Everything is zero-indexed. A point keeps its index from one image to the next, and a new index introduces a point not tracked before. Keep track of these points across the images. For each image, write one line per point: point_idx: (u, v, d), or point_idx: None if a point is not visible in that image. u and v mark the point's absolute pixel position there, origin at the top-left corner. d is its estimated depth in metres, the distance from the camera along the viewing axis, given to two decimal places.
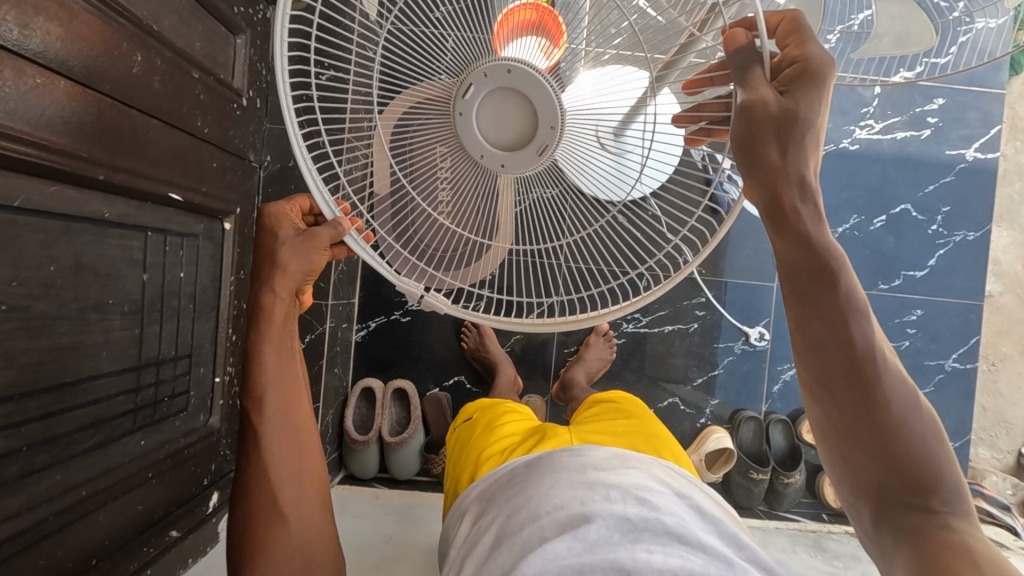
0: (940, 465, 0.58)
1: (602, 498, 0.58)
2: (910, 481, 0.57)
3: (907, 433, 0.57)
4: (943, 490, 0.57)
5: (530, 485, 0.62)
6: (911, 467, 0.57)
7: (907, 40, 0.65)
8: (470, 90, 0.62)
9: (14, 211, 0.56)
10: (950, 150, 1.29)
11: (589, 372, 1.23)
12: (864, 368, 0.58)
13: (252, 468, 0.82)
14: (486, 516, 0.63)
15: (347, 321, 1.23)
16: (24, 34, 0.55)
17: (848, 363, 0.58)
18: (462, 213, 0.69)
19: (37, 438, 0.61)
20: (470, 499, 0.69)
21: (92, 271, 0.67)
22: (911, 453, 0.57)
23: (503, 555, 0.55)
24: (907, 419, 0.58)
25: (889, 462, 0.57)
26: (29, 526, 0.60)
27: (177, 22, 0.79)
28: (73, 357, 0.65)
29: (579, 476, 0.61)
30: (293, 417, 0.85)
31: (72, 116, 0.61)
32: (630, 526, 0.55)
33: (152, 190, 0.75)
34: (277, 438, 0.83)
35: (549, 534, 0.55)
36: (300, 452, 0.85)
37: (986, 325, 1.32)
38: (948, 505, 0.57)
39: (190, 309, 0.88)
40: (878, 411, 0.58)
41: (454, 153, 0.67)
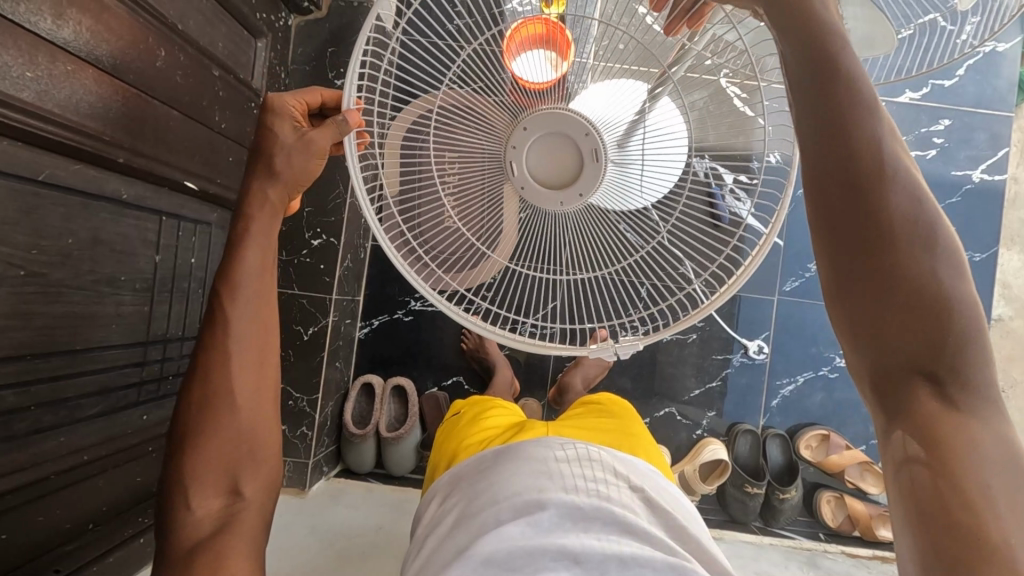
0: (970, 333, 0.39)
1: (559, 487, 0.59)
2: (925, 350, 0.39)
3: (933, 284, 0.39)
4: (965, 371, 0.40)
5: (494, 471, 0.63)
6: (932, 329, 0.39)
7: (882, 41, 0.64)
8: (514, 165, 0.68)
9: (39, 183, 0.61)
10: (956, 170, 1.29)
11: (587, 377, 1.24)
12: (876, 183, 0.39)
13: (187, 450, 0.58)
14: (451, 499, 0.65)
15: (351, 318, 1.26)
16: (58, 24, 0.60)
17: (852, 161, 0.39)
18: (470, 215, 0.71)
19: (46, 399, 0.65)
20: (439, 484, 0.70)
21: (108, 246, 0.71)
22: (936, 313, 0.39)
23: (461, 534, 0.57)
24: (931, 264, 0.39)
25: (900, 320, 0.39)
26: (33, 481, 0.64)
27: (201, 22, 0.85)
28: (85, 326, 0.69)
29: (540, 465, 0.62)
30: (267, 314, 0.62)
31: (99, 102, 0.67)
32: (579, 515, 0.57)
33: (169, 177, 0.80)
34: (246, 331, 0.60)
35: (505, 517, 0.57)
36: (272, 355, 0.62)
37: (995, 349, 1.29)
38: (976, 397, 0.40)
39: (199, 292, 0.92)
40: (895, 248, 0.39)
41: (472, 161, 0.68)
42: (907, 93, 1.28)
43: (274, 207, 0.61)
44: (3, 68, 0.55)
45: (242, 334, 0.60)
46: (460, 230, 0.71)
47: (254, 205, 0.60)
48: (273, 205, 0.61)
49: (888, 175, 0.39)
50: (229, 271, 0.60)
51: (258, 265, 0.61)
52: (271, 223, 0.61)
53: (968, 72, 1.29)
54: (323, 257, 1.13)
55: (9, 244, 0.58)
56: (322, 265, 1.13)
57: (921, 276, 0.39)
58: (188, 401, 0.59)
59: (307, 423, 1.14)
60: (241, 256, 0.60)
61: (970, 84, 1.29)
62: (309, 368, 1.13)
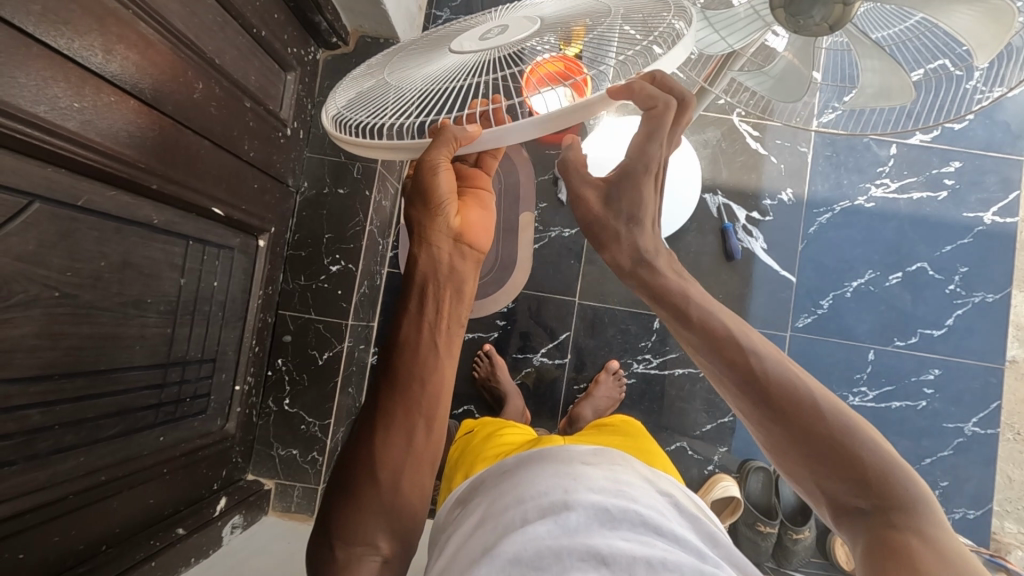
0: (881, 462, 0.55)
1: (586, 489, 0.55)
2: (852, 477, 0.55)
3: (831, 422, 0.57)
4: (897, 489, 0.54)
5: (521, 476, 0.61)
6: (856, 464, 0.55)
7: (891, 92, 0.69)
8: (464, 36, 0.68)
9: (77, 209, 0.64)
10: (967, 213, 1.30)
11: (597, 409, 1.23)
12: (756, 355, 0.61)
13: (347, 487, 0.64)
14: (475, 501, 0.63)
15: (364, 343, 1.26)
16: (106, 58, 0.63)
17: (735, 352, 0.62)
18: (439, 37, 0.74)
19: (69, 418, 0.66)
20: (461, 491, 0.70)
21: (136, 269, 0.73)
22: (846, 443, 0.56)
23: (487, 534, 0.54)
24: (822, 410, 0.57)
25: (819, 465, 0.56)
26: (50, 500, 0.65)
27: (236, 57, 0.89)
28: (111, 347, 0.71)
29: (566, 469, 0.59)
30: (442, 382, 0.68)
31: (137, 131, 0.69)
32: (608, 517, 0.52)
33: (197, 203, 0.83)
34: (397, 408, 0.65)
35: (531, 517, 0.53)
36: (436, 425, 0.67)
37: (1012, 392, 1.26)
38: (903, 510, 0.53)
39: (219, 314, 0.94)
40: (788, 400, 0.58)
41: (431, 46, 0.73)
42: (917, 135, 1.31)
43: (434, 309, 0.69)
44: (52, 100, 0.57)
45: (414, 396, 0.66)
46: (428, 39, 0.75)
47: (440, 278, 0.70)
48: (424, 311, 0.69)
49: (758, 353, 0.61)
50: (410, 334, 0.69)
51: (445, 348, 0.69)
52: (433, 319, 0.69)
53: (977, 116, 1.31)
54: (340, 283, 1.15)
55: (45, 267, 0.60)
56: (339, 290, 1.14)
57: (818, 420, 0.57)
58: (357, 437, 0.66)
59: (318, 448, 1.14)
60: (406, 350, 0.68)
61: (980, 127, 1.31)
62: (323, 393, 1.13)
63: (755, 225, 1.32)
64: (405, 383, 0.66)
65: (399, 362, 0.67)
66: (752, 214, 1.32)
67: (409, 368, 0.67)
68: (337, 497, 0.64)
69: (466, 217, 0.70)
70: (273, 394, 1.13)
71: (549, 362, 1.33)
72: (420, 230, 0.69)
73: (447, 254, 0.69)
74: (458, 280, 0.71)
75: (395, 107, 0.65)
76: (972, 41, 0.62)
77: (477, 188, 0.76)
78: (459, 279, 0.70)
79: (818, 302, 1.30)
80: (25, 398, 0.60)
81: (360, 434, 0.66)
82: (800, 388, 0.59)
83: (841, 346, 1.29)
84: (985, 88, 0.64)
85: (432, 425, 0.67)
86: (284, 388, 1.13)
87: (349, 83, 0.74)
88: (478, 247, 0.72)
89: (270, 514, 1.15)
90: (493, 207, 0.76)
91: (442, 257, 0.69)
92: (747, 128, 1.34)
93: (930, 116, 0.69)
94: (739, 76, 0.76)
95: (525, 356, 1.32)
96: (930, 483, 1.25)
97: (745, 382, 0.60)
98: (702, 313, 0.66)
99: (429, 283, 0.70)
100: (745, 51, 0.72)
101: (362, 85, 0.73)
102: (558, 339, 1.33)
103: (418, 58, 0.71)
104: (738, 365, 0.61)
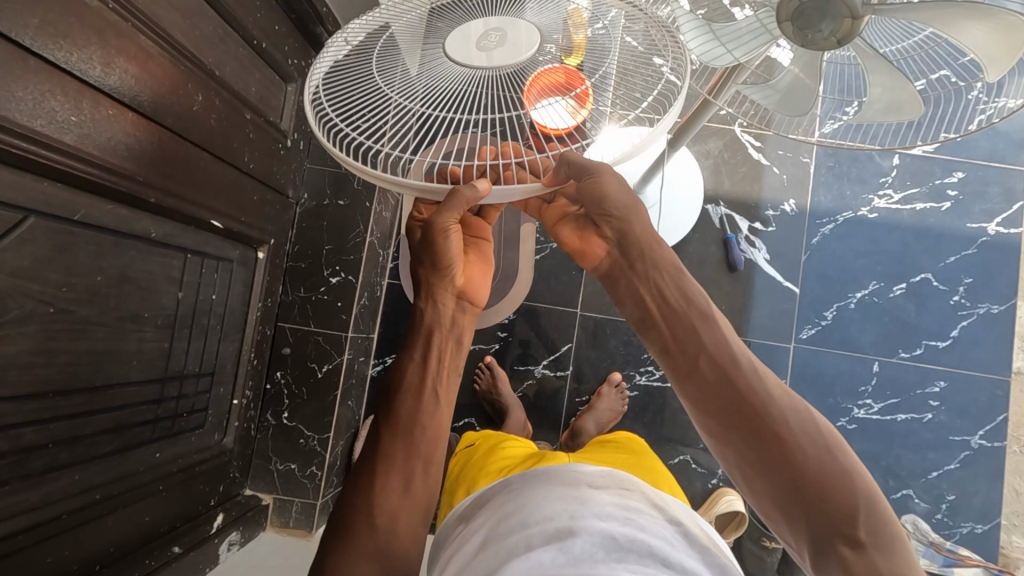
0: (860, 495, 0.58)
1: (592, 514, 0.54)
2: (843, 517, 0.57)
3: (816, 453, 0.59)
4: (875, 523, 0.57)
5: (524, 496, 0.59)
6: (840, 500, 0.57)
7: (900, 108, 0.68)
8: (453, 43, 0.64)
9: (73, 223, 0.63)
10: (971, 223, 1.29)
11: (600, 422, 1.21)
12: (744, 382, 0.62)
13: (343, 529, 0.62)
14: (477, 520, 0.61)
15: (364, 355, 1.25)
16: (105, 71, 0.63)
17: (723, 379, 0.63)
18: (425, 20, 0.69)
19: (64, 436, 0.65)
20: (463, 508, 0.68)
21: (134, 283, 0.72)
22: (831, 477, 0.58)
23: (488, 559, 0.53)
24: (805, 441, 0.59)
25: (809, 505, 0.58)
26: (42, 521, 0.63)
27: (236, 69, 0.89)
28: (107, 362, 0.69)
29: (572, 492, 0.58)
30: (442, 428, 0.68)
31: (136, 144, 0.68)
32: (616, 546, 0.51)
33: (197, 215, 0.82)
34: (397, 452, 0.65)
35: (535, 542, 0.52)
36: (435, 469, 0.67)
37: (1019, 404, 1.24)
38: (875, 542, 0.57)
39: (217, 328, 0.93)
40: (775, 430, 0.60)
41: (419, 37, 0.68)
42: (919, 146, 1.30)
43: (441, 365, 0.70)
44: (49, 113, 0.56)
45: (415, 442, 0.66)
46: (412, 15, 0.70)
47: (438, 329, 0.71)
48: (426, 361, 0.70)
49: (747, 379, 0.62)
50: (409, 379, 0.69)
51: (444, 392, 0.69)
52: (434, 373, 0.69)
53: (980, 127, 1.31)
54: (340, 295, 1.13)
55: (40, 282, 0.59)
56: (339, 302, 1.13)
57: (811, 456, 0.58)
58: (358, 474, 0.66)
59: (317, 463, 1.10)
60: (407, 396, 0.68)
61: (983, 138, 1.30)
62: (322, 406, 1.11)
63: (757, 236, 1.31)
64: (406, 427, 0.67)
65: (399, 407, 0.67)
66: (754, 225, 1.31)
67: (408, 413, 0.67)
68: (333, 537, 0.63)
69: (470, 276, 0.73)
70: (271, 408, 1.11)
71: (551, 374, 1.31)
72: (422, 283, 0.72)
73: (450, 309, 0.71)
74: (459, 332, 0.72)
75: (389, 130, 0.63)
76: (984, 57, 0.61)
77: (478, 240, 0.76)
78: (460, 332, 0.72)
79: (822, 313, 1.29)
80: (16, 416, 0.58)
81: (359, 476, 0.65)
82: (786, 416, 0.60)
83: (844, 357, 1.28)
84: (988, 99, 0.64)
85: (431, 470, 0.67)
86: (283, 401, 1.11)
87: (340, 47, 0.69)
88: (479, 302, 0.74)
89: (268, 529, 1.12)
90: (493, 262, 0.77)
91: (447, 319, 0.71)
92: (749, 139, 1.33)
93: (932, 129, 0.68)
94: (744, 87, 0.73)
95: (527, 367, 1.31)
96: (937, 496, 1.23)
97: (732, 409, 0.61)
98: (699, 329, 0.66)
99: (432, 327, 0.71)
100: (749, 63, 0.72)
101: (350, 60, 0.69)
102: (559, 350, 1.32)
103: (410, 55, 0.67)
104: (725, 391, 0.62)
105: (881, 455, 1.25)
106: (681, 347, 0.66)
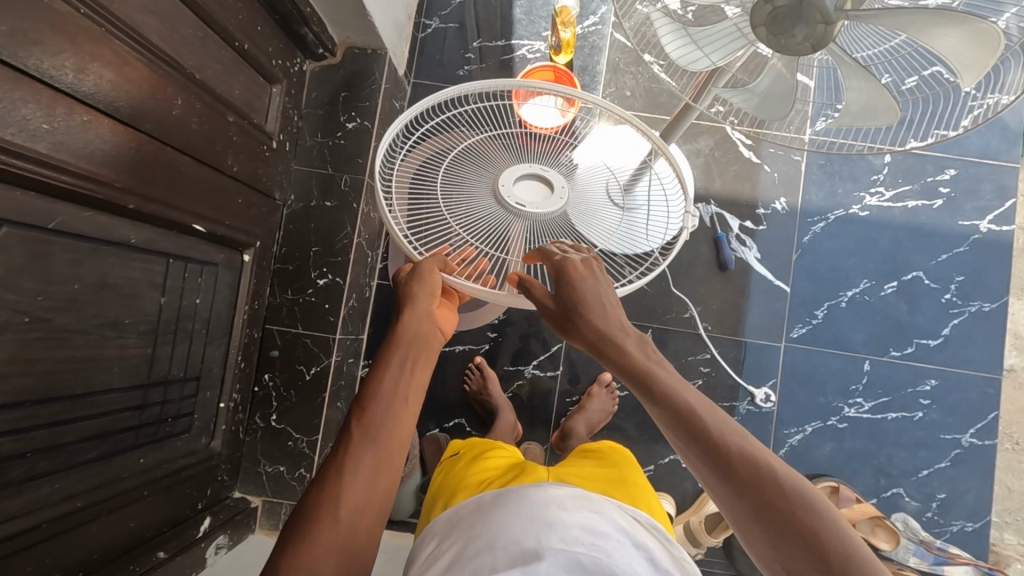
0: (832, 535, 0.52)
1: (559, 538, 0.54)
2: (810, 555, 0.52)
3: (780, 489, 0.54)
4: (854, 566, 0.51)
5: (493, 517, 0.59)
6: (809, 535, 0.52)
7: (876, 112, 0.67)
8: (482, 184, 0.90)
9: (50, 231, 0.62)
10: (963, 221, 1.28)
11: (590, 423, 1.21)
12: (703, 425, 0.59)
13: (307, 513, 0.60)
14: (447, 540, 0.61)
15: (353, 356, 1.24)
16: (79, 77, 0.62)
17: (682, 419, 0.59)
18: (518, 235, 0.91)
19: (43, 444, 0.64)
20: (437, 525, 0.67)
21: (114, 290, 0.72)
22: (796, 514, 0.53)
23: None
24: (766, 476, 0.55)
25: (780, 538, 0.53)
26: (23, 530, 0.63)
27: (218, 72, 0.88)
28: (87, 369, 0.69)
29: (540, 514, 0.57)
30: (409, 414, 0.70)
31: (113, 150, 0.68)
32: (579, 569, 0.51)
33: (179, 220, 0.81)
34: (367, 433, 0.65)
35: (499, 565, 0.51)
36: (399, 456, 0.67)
37: (1009, 402, 1.24)
38: None
39: (203, 332, 0.93)
40: (737, 467, 0.56)
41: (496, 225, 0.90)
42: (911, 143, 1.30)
43: (408, 368, 0.72)
44: (21, 121, 0.56)
45: (385, 424, 0.67)
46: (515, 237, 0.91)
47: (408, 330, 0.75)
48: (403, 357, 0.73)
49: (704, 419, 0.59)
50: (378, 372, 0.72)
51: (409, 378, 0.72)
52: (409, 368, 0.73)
53: None
54: (329, 297, 1.13)
55: (16, 291, 0.59)
56: (327, 304, 1.13)
57: (778, 496, 0.54)
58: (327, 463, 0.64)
59: (306, 465, 1.11)
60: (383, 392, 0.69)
61: (975, 135, 1.30)
62: (310, 408, 1.11)
63: (748, 234, 1.30)
64: (374, 412, 0.67)
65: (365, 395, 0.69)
66: (745, 223, 1.30)
67: (379, 396, 0.69)
68: (296, 521, 0.60)
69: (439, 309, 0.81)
70: (260, 410, 1.11)
71: (542, 374, 1.31)
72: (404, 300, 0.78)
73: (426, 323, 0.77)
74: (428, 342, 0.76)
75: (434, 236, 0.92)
76: (958, 65, 0.62)
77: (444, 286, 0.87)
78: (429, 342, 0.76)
79: (813, 312, 1.28)
80: None
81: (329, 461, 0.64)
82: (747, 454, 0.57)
83: (836, 356, 1.27)
84: (979, 96, 0.63)
85: (396, 454, 0.66)
86: (271, 403, 1.11)
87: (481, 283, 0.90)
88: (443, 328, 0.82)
89: (257, 532, 1.12)
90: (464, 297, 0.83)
91: (409, 326, 0.75)
92: (740, 137, 1.32)
93: (926, 126, 0.67)
94: (722, 91, 0.73)
95: (518, 368, 1.31)
96: (928, 495, 1.23)
97: (692, 446, 0.58)
98: (662, 380, 0.63)
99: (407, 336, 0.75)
100: (730, 67, 0.71)
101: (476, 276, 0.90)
102: (550, 350, 1.31)
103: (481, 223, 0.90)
104: (685, 429, 0.59)
105: (872, 454, 1.25)
106: (647, 394, 0.63)
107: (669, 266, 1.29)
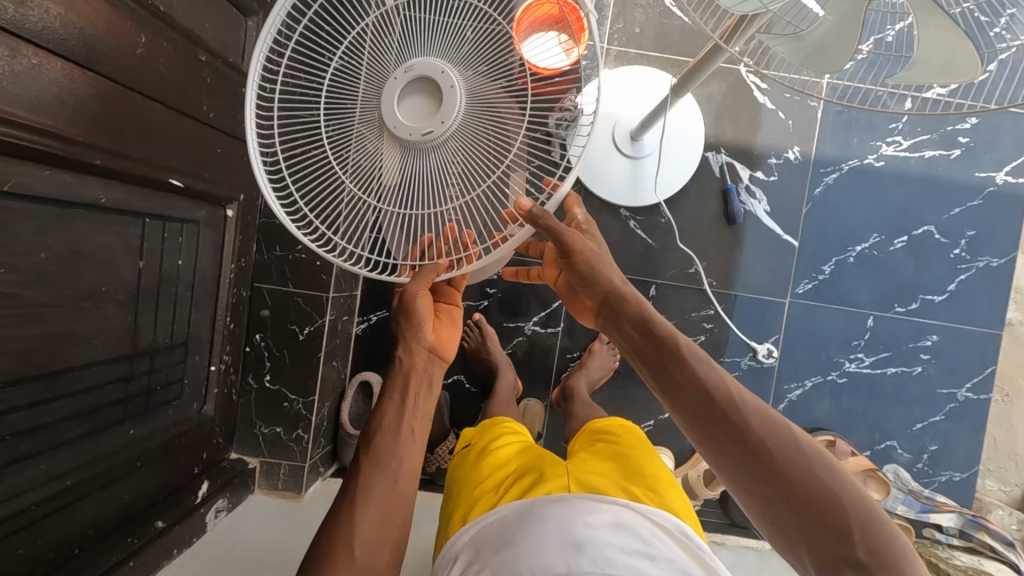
0: (853, 508, 0.62)
1: (589, 565, 0.55)
2: (835, 529, 0.61)
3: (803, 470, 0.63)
4: (871, 531, 0.61)
5: (520, 539, 0.59)
6: (834, 513, 0.61)
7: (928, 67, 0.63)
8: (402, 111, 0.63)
9: (5, 194, 0.55)
10: (979, 173, 1.24)
11: (592, 381, 1.19)
12: (734, 412, 0.66)
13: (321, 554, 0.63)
14: (475, 564, 0.61)
15: (347, 314, 1.19)
16: (22, 11, 0.53)
17: (714, 409, 0.66)
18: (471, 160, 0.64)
19: (23, 426, 0.60)
20: (459, 544, 0.66)
21: (86, 257, 0.66)
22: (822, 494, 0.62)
23: None
24: (792, 461, 0.64)
25: (806, 517, 0.62)
26: (11, 513, 0.60)
27: (185, 4, 0.77)
28: (64, 343, 0.64)
29: (567, 537, 0.58)
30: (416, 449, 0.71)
31: (72, 98, 0.59)
32: None
33: (153, 175, 0.73)
34: (376, 474, 0.67)
35: None
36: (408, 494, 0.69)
37: (1007, 357, 1.25)
38: (875, 549, 0.60)
39: (188, 296, 0.87)
40: (765, 451, 0.64)
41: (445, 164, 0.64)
42: None
43: (410, 404, 0.72)
44: None
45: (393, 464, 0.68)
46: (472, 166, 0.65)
47: (407, 364, 0.74)
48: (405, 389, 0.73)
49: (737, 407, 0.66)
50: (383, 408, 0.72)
51: (413, 413, 0.72)
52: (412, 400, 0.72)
53: None
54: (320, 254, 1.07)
55: None
56: (319, 261, 1.06)
57: (806, 478, 0.63)
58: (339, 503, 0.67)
59: (303, 426, 1.07)
60: (388, 429, 0.70)
61: None
62: (305, 369, 1.07)
63: (758, 186, 1.25)
64: (383, 450, 0.69)
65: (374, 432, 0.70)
66: (756, 174, 1.24)
67: (385, 435, 0.70)
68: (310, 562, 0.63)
69: (439, 333, 0.75)
70: (252, 371, 1.07)
71: (542, 330, 1.27)
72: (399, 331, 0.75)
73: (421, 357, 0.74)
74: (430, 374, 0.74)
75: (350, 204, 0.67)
76: None
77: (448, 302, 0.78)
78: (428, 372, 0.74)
79: (820, 268, 1.25)
80: None
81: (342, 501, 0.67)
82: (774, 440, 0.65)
83: (840, 312, 1.25)
84: None
85: (405, 492, 0.68)
86: (264, 364, 1.07)
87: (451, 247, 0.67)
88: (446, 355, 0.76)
89: (257, 492, 1.10)
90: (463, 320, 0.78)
91: (404, 361, 0.73)
92: (755, 80, 1.24)
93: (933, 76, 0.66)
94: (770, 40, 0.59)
95: (517, 324, 1.27)
96: (919, 447, 1.26)
97: (725, 434, 0.66)
98: (694, 370, 0.69)
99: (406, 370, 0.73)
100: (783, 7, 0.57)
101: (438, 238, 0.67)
102: (550, 307, 1.27)
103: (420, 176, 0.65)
104: (719, 419, 0.66)
105: (867, 408, 1.26)
106: (674, 384, 0.69)
107: (676, 219, 1.24)
